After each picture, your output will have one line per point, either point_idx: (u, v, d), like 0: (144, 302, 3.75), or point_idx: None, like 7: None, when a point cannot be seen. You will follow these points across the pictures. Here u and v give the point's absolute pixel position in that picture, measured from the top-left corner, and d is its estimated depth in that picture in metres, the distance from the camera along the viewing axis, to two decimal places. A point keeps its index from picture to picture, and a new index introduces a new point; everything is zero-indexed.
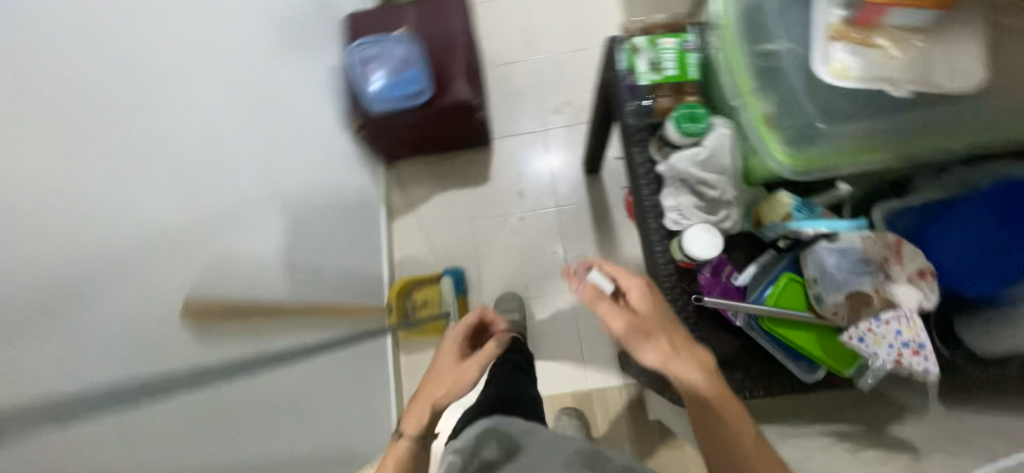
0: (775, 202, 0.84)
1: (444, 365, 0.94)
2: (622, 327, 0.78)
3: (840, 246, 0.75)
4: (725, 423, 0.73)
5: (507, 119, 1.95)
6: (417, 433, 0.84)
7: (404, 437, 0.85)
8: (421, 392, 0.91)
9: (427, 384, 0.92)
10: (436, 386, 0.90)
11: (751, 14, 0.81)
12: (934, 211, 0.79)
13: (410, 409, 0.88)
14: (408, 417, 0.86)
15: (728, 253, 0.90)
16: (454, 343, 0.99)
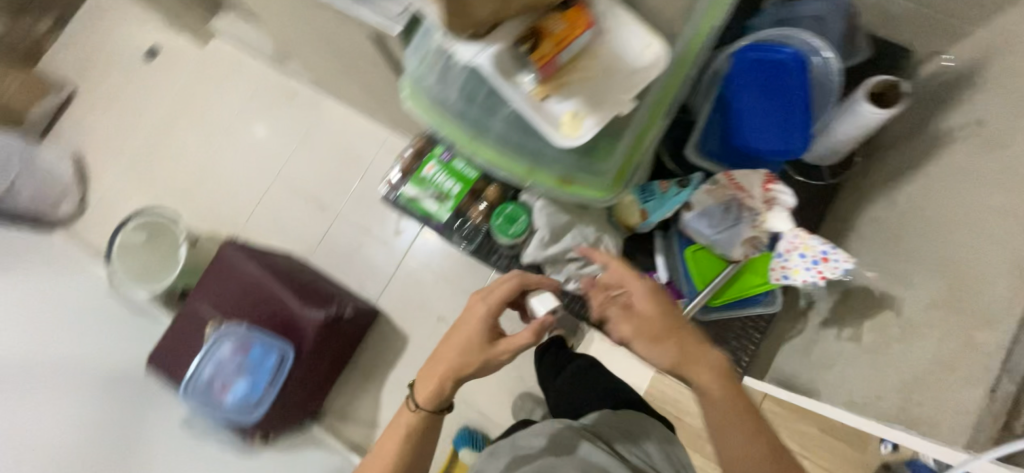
0: (626, 207, 0.86)
1: (473, 336, 0.76)
2: (626, 332, 0.71)
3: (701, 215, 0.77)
4: (733, 440, 0.63)
5: (370, 277, 1.82)
6: (430, 396, 0.76)
7: (418, 397, 0.77)
8: (444, 343, 0.77)
9: (454, 332, 0.77)
10: (452, 352, 0.76)
11: (461, 115, 0.74)
12: (723, 103, 0.84)
13: (422, 380, 0.77)
14: (424, 389, 0.76)
15: (635, 265, 0.91)
16: (489, 330, 0.76)
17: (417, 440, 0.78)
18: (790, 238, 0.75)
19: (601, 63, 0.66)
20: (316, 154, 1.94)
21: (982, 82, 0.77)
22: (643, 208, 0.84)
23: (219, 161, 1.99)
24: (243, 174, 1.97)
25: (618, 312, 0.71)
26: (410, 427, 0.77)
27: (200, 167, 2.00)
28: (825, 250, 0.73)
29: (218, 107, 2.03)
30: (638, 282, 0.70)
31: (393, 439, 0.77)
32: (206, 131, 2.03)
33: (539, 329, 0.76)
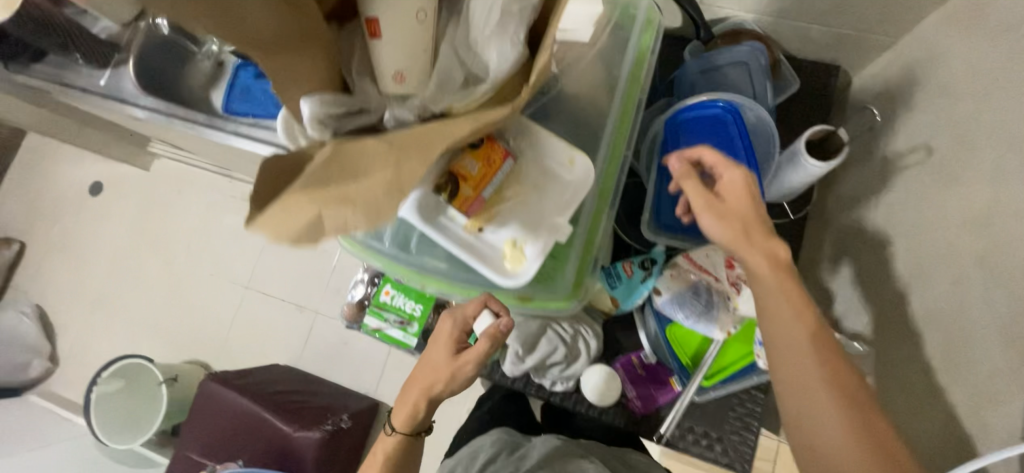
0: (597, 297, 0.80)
1: (443, 351, 0.68)
2: (702, 207, 0.59)
3: (672, 298, 0.72)
4: (786, 347, 0.54)
5: (362, 367, 1.73)
6: (409, 417, 0.69)
7: (396, 416, 0.71)
8: (421, 362, 0.70)
9: (427, 356, 0.70)
10: (425, 381, 0.68)
11: (397, 258, 0.68)
12: (669, 169, 0.79)
13: (400, 399, 0.71)
14: (401, 411, 0.70)
15: (618, 347, 0.87)
16: (455, 348, 0.68)
17: (405, 456, 0.72)
18: None
19: (530, 182, 0.63)
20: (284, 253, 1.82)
21: (920, 97, 0.75)
22: (612, 295, 0.79)
23: (184, 281, 1.89)
24: (210, 290, 1.85)
25: (697, 190, 0.59)
26: (393, 444, 0.71)
27: (166, 293, 1.89)
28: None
29: (170, 226, 1.93)
30: (731, 170, 0.59)
31: (377, 456, 0.73)
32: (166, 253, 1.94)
33: (492, 337, 0.63)
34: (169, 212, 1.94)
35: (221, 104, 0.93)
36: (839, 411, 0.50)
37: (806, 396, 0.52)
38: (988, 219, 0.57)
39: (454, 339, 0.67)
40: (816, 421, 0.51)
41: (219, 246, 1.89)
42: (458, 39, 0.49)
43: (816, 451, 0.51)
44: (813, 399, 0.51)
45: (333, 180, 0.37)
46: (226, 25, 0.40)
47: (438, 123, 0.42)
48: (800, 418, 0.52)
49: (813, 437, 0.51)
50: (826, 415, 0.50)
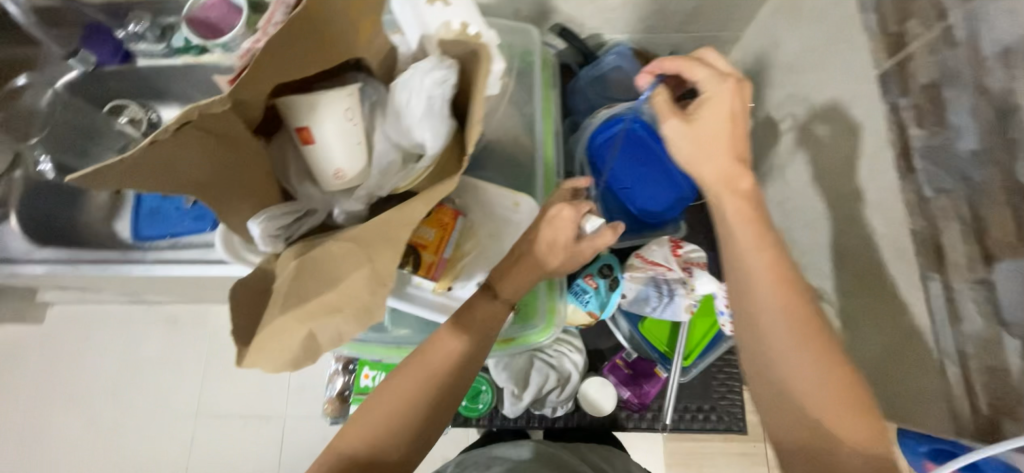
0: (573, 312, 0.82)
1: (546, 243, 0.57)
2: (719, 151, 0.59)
3: (633, 298, 0.79)
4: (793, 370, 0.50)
5: None
6: (421, 394, 0.54)
7: (394, 391, 0.54)
8: (516, 266, 0.58)
9: (515, 270, 0.58)
10: (475, 361, 0.57)
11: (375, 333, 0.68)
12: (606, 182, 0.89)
13: (402, 379, 0.54)
14: (411, 383, 0.54)
15: (601, 352, 0.92)
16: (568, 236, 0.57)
17: (417, 448, 0.55)
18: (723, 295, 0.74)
19: (485, 231, 0.67)
20: (235, 372, 1.39)
21: (776, 74, 0.88)
22: (588, 310, 0.77)
23: (91, 419, 1.38)
24: (100, 443, 1.36)
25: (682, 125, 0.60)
26: (404, 412, 0.53)
27: (22, 450, 1.36)
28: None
29: (34, 363, 1.41)
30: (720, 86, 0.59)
31: (376, 415, 0.53)
32: (12, 398, 1.39)
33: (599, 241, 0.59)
34: (18, 339, 1.42)
35: (132, 232, 0.90)
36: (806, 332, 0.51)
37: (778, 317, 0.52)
38: (853, 163, 0.68)
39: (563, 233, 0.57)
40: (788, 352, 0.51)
41: (106, 371, 1.40)
42: (388, 126, 0.52)
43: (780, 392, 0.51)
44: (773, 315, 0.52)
45: (311, 294, 0.38)
46: (163, 172, 0.37)
47: (402, 207, 0.44)
48: (749, 330, 0.54)
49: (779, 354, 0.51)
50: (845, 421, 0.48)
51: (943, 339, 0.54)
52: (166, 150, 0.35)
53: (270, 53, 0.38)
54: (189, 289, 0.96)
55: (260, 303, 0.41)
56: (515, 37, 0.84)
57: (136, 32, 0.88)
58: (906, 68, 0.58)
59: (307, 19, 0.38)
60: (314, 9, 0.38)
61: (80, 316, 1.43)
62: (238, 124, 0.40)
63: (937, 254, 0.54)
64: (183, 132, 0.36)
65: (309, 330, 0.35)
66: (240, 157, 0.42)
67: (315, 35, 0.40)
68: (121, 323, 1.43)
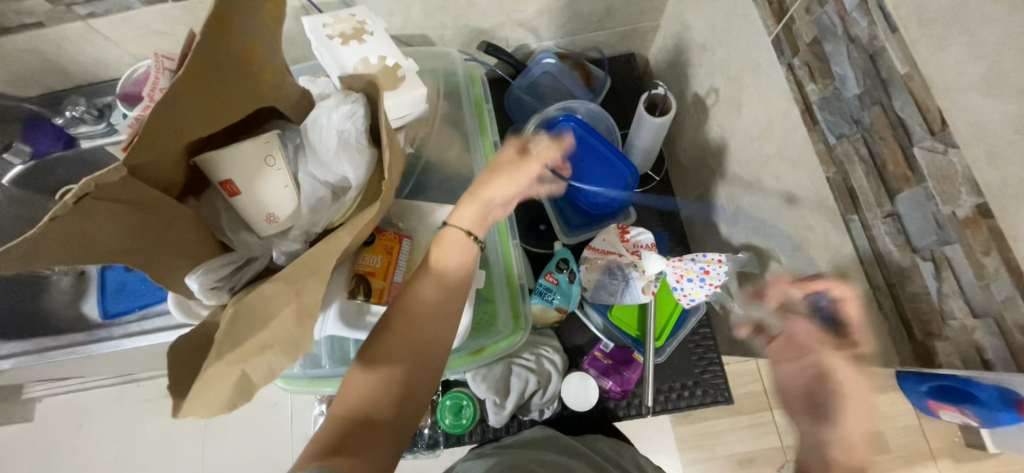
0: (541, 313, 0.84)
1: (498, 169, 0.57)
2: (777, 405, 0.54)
3: (595, 289, 0.83)
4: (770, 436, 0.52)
5: None
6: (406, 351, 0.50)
7: (381, 355, 0.49)
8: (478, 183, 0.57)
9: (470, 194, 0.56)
10: (451, 304, 0.53)
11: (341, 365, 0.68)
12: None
13: (387, 339, 0.49)
14: (393, 340, 0.50)
15: (580, 348, 0.93)
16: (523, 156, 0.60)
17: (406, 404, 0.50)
18: (672, 269, 0.75)
19: None
20: (233, 435, 1.37)
21: (693, 54, 0.93)
22: (556, 306, 0.83)
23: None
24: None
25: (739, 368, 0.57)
26: (396, 372, 0.49)
27: None
28: (702, 266, 0.73)
29: (27, 464, 1.38)
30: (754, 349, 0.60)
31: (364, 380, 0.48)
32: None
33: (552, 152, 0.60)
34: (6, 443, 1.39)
35: (98, 312, 0.90)
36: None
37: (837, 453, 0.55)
38: (769, 125, 0.71)
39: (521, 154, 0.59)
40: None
41: (101, 459, 1.38)
42: (312, 165, 0.54)
43: None
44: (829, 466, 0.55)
45: (243, 336, 0.39)
46: (71, 244, 0.38)
47: (327, 242, 0.46)
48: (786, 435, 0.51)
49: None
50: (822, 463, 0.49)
51: (872, 274, 0.56)
52: (68, 225, 0.36)
53: (165, 115, 0.40)
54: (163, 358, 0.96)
55: (201, 352, 0.42)
56: (440, 62, 0.88)
57: (73, 117, 0.88)
58: (792, 30, 0.62)
59: (194, 80, 0.40)
60: (199, 67, 0.39)
61: (66, 408, 1.41)
62: (142, 186, 0.41)
63: (851, 197, 0.57)
64: (84, 205, 0.37)
65: (241, 371, 0.36)
66: (152, 217, 0.43)
67: (211, 92, 0.42)
68: (109, 408, 1.40)
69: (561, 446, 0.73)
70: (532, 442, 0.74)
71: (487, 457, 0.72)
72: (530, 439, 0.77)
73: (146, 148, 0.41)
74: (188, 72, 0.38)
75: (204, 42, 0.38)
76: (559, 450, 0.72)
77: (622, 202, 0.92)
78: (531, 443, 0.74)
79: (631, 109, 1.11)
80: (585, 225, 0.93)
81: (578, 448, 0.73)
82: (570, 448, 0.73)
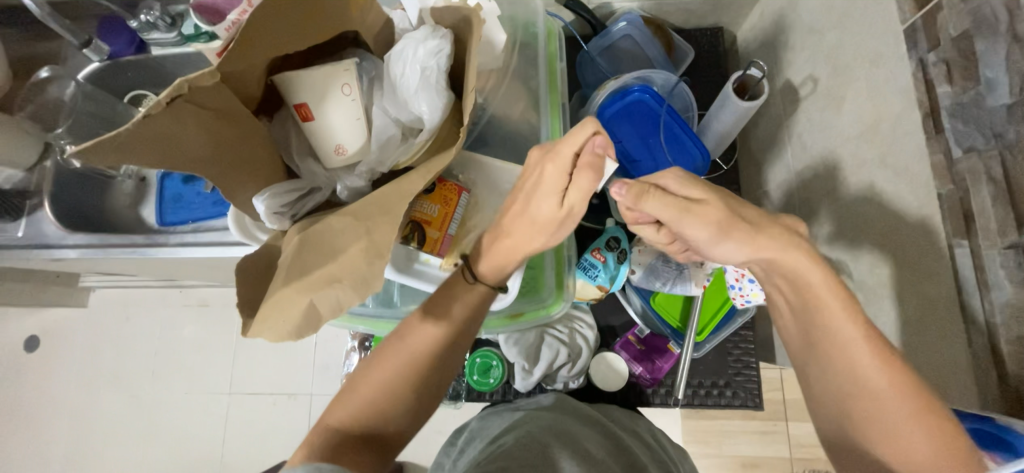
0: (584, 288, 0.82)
1: (541, 208, 0.53)
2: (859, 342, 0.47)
3: (644, 273, 0.80)
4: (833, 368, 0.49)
5: None
6: (403, 378, 0.53)
7: (384, 363, 0.53)
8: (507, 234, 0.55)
9: (503, 248, 0.55)
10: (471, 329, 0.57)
11: (385, 305, 0.68)
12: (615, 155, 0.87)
13: (391, 350, 0.53)
14: (403, 354, 0.53)
15: (613, 329, 0.91)
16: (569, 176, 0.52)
17: (409, 419, 0.54)
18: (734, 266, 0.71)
19: (491, 207, 0.66)
20: (261, 351, 1.45)
21: (795, 36, 0.84)
22: (598, 284, 0.80)
23: (134, 399, 1.47)
24: (144, 421, 1.45)
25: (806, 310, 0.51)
26: (401, 384, 0.53)
27: (72, 424, 1.47)
28: None
29: (81, 347, 1.50)
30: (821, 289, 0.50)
31: (372, 387, 0.53)
32: (63, 380, 1.50)
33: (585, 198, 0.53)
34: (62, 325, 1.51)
35: (157, 218, 0.94)
36: (912, 405, 0.44)
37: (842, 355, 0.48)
38: (876, 126, 0.64)
39: (567, 175, 0.52)
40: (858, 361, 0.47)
41: (145, 354, 1.48)
42: (387, 100, 0.51)
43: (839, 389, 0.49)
44: (858, 371, 0.47)
45: (313, 265, 0.39)
46: (167, 150, 0.38)
47: (399, 183, 0.44)
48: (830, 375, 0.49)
49: (868, 404, 0.46)
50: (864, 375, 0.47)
51: (971, 308, 0.51)
52: (164, 127, 0.36)
53: (258, 25, 0.38)
54: (209, 270, 1.00)
55: (265, 273, 0.42)
56: (520, 10, 0.83)
57: (148, 21, 0.88)
58: (935, 20, 0.54)
59: None
60: None
61: (116, 299, 1.52)
62: (229, 98, 0.41)
63: (965, 221, 0.51)
64: (177, 108, 0.37)
65: (307, 299, 0.36)
66: (237, 133, 0.43)
67: (306, 9, 0.41)
68: (156, 311, 1.48)
69: (588, 417, 0.70)
70: (558, 406, 0.72)
71: (511, 415, 0.71)
72: (555, 401, 0.74)
73: (237, 59, 0.40)
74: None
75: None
76: (586, 420, 0.69)
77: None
78: (557, 408, 0.71)
79: (709, 89, 1.03)
80: None
81: (604, 422, 0.70)
82: (597, 420, 0.70)
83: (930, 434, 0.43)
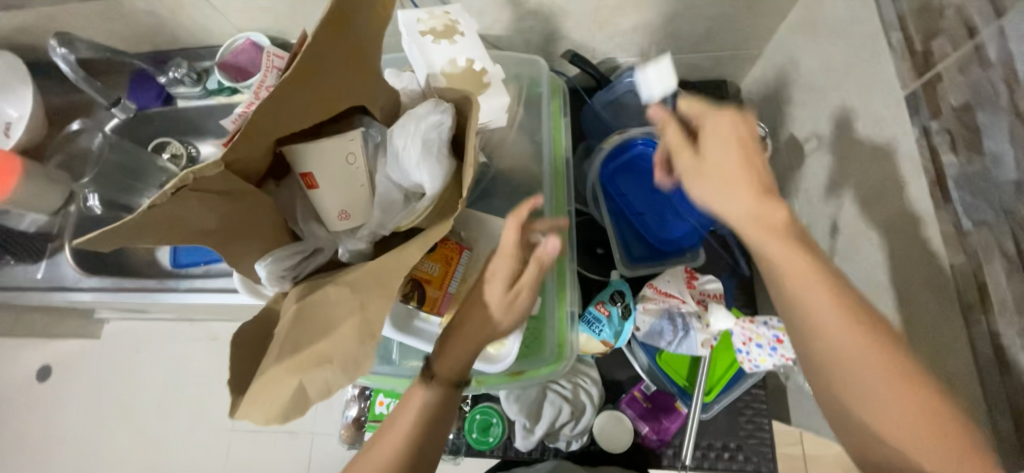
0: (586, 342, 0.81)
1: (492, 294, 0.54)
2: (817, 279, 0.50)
3: (648, 331, 0.78)
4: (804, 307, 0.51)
5: None
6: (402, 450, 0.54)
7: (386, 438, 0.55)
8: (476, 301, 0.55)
9: (462, 334, 0.54)
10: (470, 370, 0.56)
11: (384, 361, 0.68)
12: (619, 207, 0.87)
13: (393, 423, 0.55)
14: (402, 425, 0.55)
15: (619, 385, 0.89)
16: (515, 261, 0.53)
17: None
18: (740, 329, 0.69)
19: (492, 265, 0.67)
20: None
21: (797, 92, 0.85)
22: (602, 339, 0.79)
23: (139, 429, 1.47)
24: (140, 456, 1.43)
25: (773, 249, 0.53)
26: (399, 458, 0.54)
27: (74, 459, 1.46)
28: (775, 332, 0.66)
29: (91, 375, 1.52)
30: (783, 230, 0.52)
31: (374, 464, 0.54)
32: (66, 414, 1.49)
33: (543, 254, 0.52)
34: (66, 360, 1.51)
35: (170, 261, 0.95)
36: (879, 355, 0.48)
37: (839, 347, 0.49)
38: (883, 186, 0.63)
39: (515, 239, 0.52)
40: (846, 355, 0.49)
41: (154, 387, 1.48)
42: (390, 167, 0.53)
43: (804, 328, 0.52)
44: (819, 316, 0.50)
45: (306, 341, 0.39)
46: (171, 226, 0.40)
47: (396, 253, 0.44)
48: (794, 318, 0.53)
49: (835, 361, 0.50)
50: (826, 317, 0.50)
51: (994, 387, 0.48)
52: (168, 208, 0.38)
53: (264, 113, 0.41)
54: (217, 312, 1.02)
55: (262, 345, 0.43)
56: (525, 69, 0.86)
57: (174, 77, 0.95)
58: (935, 90, 0.54)
59: (299, 83, 0.41)
60: (302, 71, 0.40)
61: (127, 334, 1.54)
62: (234, 180, 0.43)
63: (979, 292, 0.50)
64: (181, 194, 0.39)
65: (294, 381, 0.36)
66: (242, 209, 0.45)
67: (313, 93, 0.43)
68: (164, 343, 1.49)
69: None
70: None
71: None
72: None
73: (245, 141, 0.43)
74: (297, 67, 0.39)
75: (316, 37, 0.39)
76: None
77: (693, 240, 0.85)
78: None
79: None
80: (645, 263, 0.87)
81: None
82: None
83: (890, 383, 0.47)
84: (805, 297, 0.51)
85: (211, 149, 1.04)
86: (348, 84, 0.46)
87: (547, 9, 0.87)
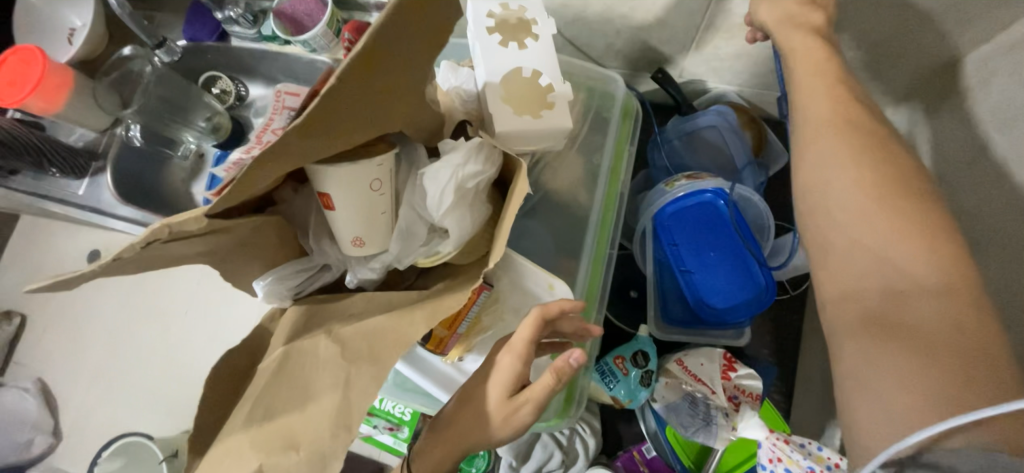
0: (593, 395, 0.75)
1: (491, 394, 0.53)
2: (876, 192, 0.49)
3: (665, 404, 0.71)
4: (850, 223, 0.49)
5: None
6: None
7: None
8: (479, 390, 0.54)
9: (472, 400, 0.54)
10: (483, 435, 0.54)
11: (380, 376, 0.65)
12: (665, 257, 0.78)
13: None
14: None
15: (618, 441, 0.83)
16: (524, 364, 0.52)
17: None
18: (770, 443, 0.60)
19: (509, 307, 0.61)
20: None
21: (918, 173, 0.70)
22: (613, 396, 0.72)
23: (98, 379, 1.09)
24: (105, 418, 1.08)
25: (827, 167, 0.52)
26: None
27: None
28: (812, 463, 0.57)
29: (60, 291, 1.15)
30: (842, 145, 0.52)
31: None
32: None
33: (564, 369, 0.52)
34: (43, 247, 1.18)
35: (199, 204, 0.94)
36: (919, 244, 0.45)
37: (852, 221, 0.49)
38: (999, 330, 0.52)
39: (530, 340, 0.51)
40: (855, 229, 0.49)
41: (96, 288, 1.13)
42: (417, 200, 0.47)
43: (853, 249, 0.49)
44: (865, 224, 0.48)
45: (278, 408, 0.35)
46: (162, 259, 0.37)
47: (397, 315, 0.39)
48: (824, 218, 0.52)
49: (875, 255, 0.47)
50: (873, 227, 0.48)
51: None
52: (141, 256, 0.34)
53: (269, 156, 0.35)
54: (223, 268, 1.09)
55: (241, 384, 0.40)
56: (598, 83, 0.77)
57: (231, 16, 0.90)
58: None
59: (320, 118, 0.35)
60: (322, 108, 0.35)
61: None
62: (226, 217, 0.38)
63: None
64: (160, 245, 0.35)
65: (257, 463, 0.32)
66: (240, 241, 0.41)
67: (337, 129, 0.37)
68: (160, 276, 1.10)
69: None
70: None
71: None
72: None
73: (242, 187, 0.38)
74: (316, 104, 0.34)
75: (344, 72, 0.34)
76: None
77: (740, 317, 0.75)
78: None
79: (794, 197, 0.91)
80: (677, 327, 0.79)
81: None
82: None
83: (941, 283, 0.43)
84: (865, 205, 0.49)
85: (259, 93, 1.00)
86: (379, 113, 0.39)
87: (643, 14, 0.74)
